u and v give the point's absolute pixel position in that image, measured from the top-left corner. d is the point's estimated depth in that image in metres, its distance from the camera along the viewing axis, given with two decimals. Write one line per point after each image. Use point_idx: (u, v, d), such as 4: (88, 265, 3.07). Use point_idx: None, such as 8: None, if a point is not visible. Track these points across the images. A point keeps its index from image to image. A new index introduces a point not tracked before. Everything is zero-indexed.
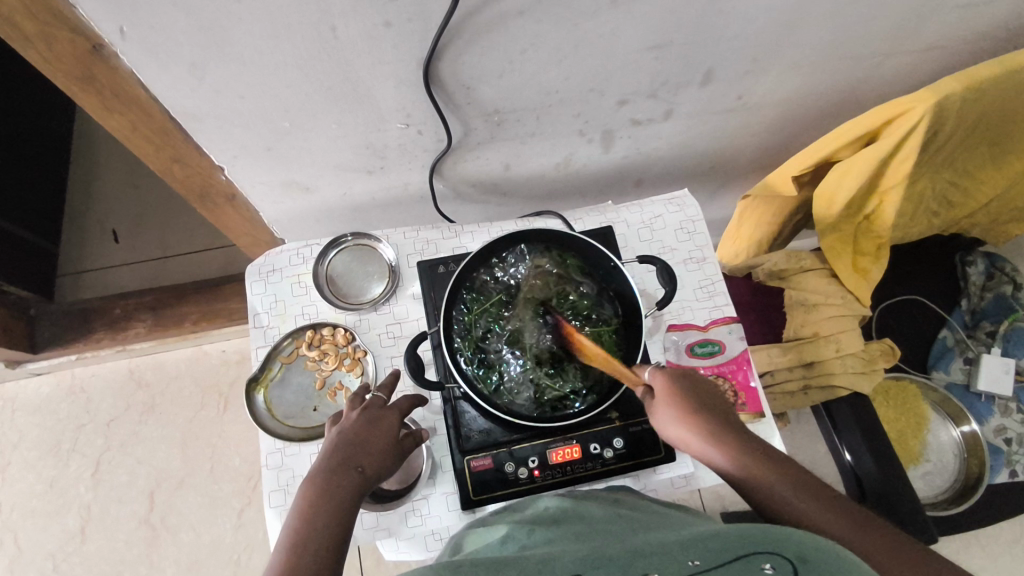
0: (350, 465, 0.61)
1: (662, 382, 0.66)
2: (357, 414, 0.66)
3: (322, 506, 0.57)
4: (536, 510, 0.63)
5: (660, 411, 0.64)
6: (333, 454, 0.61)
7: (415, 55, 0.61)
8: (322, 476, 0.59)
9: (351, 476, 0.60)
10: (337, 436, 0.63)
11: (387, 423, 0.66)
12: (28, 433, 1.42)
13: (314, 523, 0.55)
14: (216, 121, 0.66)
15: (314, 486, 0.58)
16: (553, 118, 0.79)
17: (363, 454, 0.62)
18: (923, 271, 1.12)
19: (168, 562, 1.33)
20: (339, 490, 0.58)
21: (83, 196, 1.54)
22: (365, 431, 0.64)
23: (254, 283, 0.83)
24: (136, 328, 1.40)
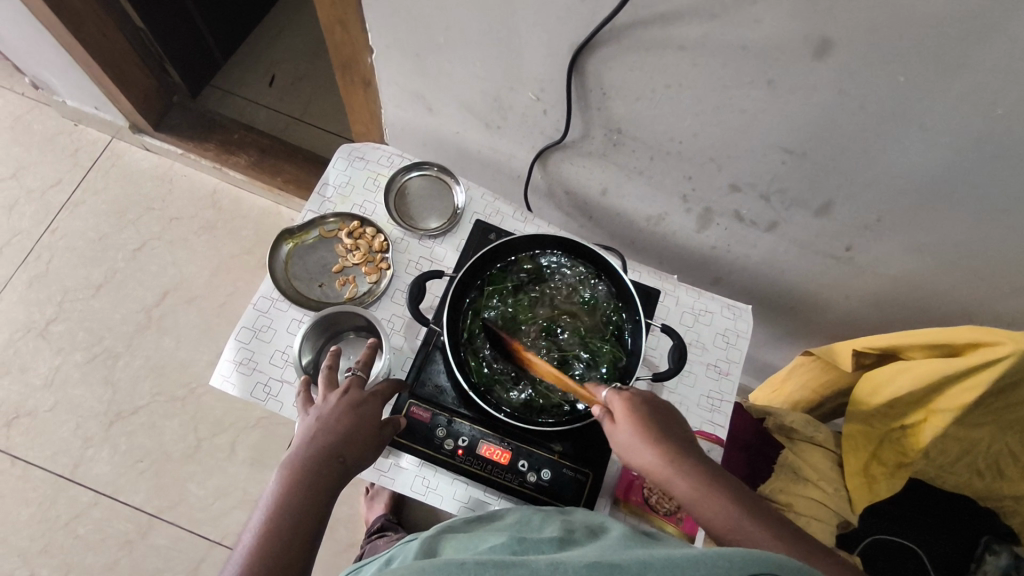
0: (333, 453, 0.61)
1: (621, 403, 0.62)
2: (337, 399, 0.65)
3: (297, 497, 0.57)
4: (524, 528, 0.61)
5: (623, 433, 0.60)
6: (313, 441, 0.61)
7: (572, 37, 0.65)
8: (300, 464, 0.59)
9: (332, 465, 0.60)
10: (319, 424, 0.63)
11: (367, 410, 0.66)
12: (110, 188, 1.57)
13: (288, 510, 0.56)
14: (388, 4, 0.72)
15: (292, 472, 0.59)
16: (665, 168, 0.79)
17: (343, 445, 0.62)
18: (943, 531, 0.97)
19: (142, 354, 1.44)
20: (317, 481, 0.59)
21: (271, 38, 1.70)
22: (347, 422, 0.64)
23: (340, 158, 0.89)
24: (237, 159, 1.51)
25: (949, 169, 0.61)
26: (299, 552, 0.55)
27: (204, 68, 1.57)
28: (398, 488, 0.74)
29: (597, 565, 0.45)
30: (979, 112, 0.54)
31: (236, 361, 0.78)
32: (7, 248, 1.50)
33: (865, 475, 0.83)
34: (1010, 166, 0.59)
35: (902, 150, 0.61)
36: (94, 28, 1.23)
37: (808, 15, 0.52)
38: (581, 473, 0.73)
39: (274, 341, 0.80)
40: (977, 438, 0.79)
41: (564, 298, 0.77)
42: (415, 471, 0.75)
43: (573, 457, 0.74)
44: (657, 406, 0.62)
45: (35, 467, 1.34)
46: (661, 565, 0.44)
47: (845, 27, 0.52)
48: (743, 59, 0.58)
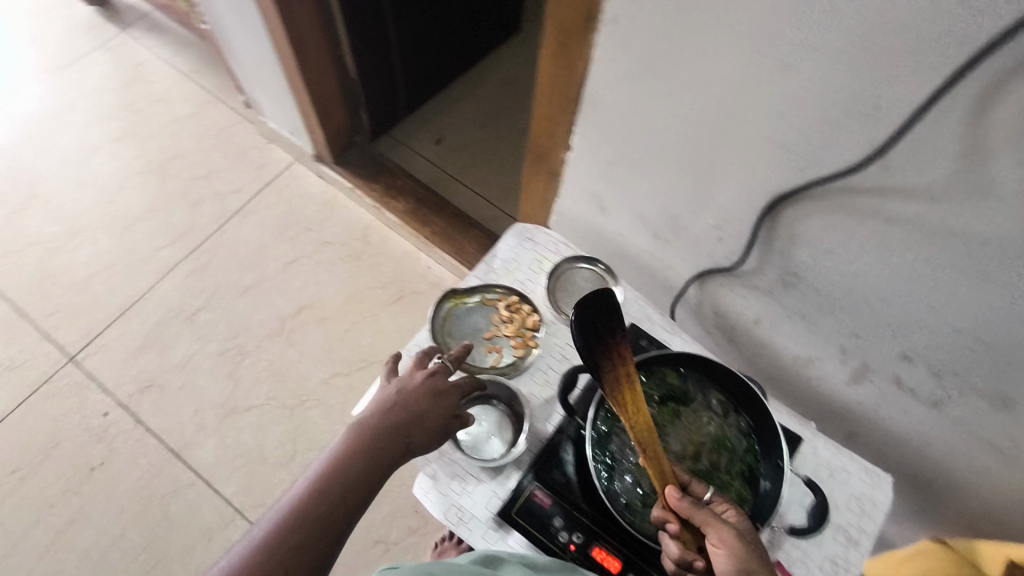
0: (398, 433, 0.71)
1: (733, 514, 0.66)
2: (419, 383, 0.75)
3: (359, 461, 0.68)
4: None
5: (722, 546, 0.62)
6: (388, 416, 0.72)
7: (778, 186, 0.68)
8: (372, 435, 0.70)
9: (394, 443, 0.70)
10: (393, 400, 0.73)
11: (442, 401, 0.75)
12: (281, 204, 1.75)
13: (348, 472, 0.67)
14: (603, 117, 0.79)
15: (361, 439, 0.69)
16: (831, 320, 0.79)
17: (404, 428, 0.71)
18: None
19: (268, 358, 1.56)
20: (379, 454, 0.69)
21: (449, 102, 1.87)
22: (414, 408, 0.73)
23: (513, 236, 0.97)
24: (396, 204, 1.65)
25: None
26: (345, 509, 0.65)
27: (388, 119, 1.75)
28: None
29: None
30: None
31: None
32: (185, 236, 1.70)
33: None
34: None
35: None
36: (317, 74, 1.41)
37: None
38: None
39: None
40: None
41: (711, 423, 0.77)
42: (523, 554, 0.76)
43: None
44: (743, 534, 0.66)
45: (153, 436, 1.47)
46: None
47: None
48: (956, 247, 0.59)
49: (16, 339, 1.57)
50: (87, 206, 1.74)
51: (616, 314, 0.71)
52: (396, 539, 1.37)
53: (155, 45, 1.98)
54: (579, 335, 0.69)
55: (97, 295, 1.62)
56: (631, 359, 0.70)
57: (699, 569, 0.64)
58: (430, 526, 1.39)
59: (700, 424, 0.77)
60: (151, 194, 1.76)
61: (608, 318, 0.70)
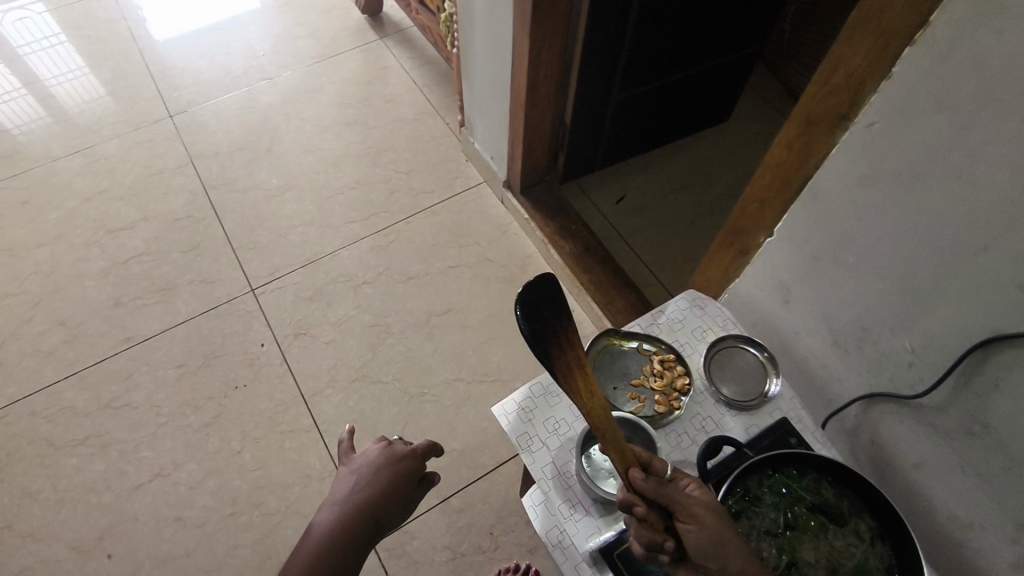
0: (367, 508, 0.90)
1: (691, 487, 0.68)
2: (378, 465, 0.95)
3: (342, 532, 0.88)
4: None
5: (692, 525, 0.65)
6: (357, 497, 0.91)
7: (998, 324, 0.65)
8: (347, 512, 0.90)
9: (365, 516, 0.90)
10: (356, 485, 0.93)
11: (403, 476, 0.95)
12: (460, 215, 1.91)
13: (336, 541, 0.87)
14: (820, 210, 0.81)
15: (338, 517, 0.89)
16: (1014, 490, 0.72)
17: (374, 498, 0.91)
18: None
19: (406, 344, 1.68)
20: (356, 525, 0.89)
21: (639, 168, 1.94)
22: (380, 480, 0.94)
23: (685, 299, 0.99)
24: (563, 245, 1.73)
25: None
26: (343, 566, 0.86)
27: (580, 168, 1.86)
28: None
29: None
30: None
31: (520, 405, 0.89)
32: (373, 218, 1.90)
33: None
34: None
35: None
36: (537, 112, 1.55)
37: None
38: None
39: (555, 407, 0.89)
40: None
41: (846, 545, 0.73)
42: None
43: None
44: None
45: (293, 377, 1.63)
46: None
47: None
48: None
49: (218, 259, 1.83)
50: (307, 170, 2.01)
51: (556, 299, 0.67)
52: (465, 552, 1.39)
53: (403, 56, 2.28)
54: (526, 324, 0.64)
55: (289, 244, 1.86)
56: (578, 343, 0.67)
57: (669, 550, 0.67)
58: (498, 553, 1.39)
59: (834, 544, 0.73)
60: (359, 175, 2.00)
61: (549, 304, 0.67)
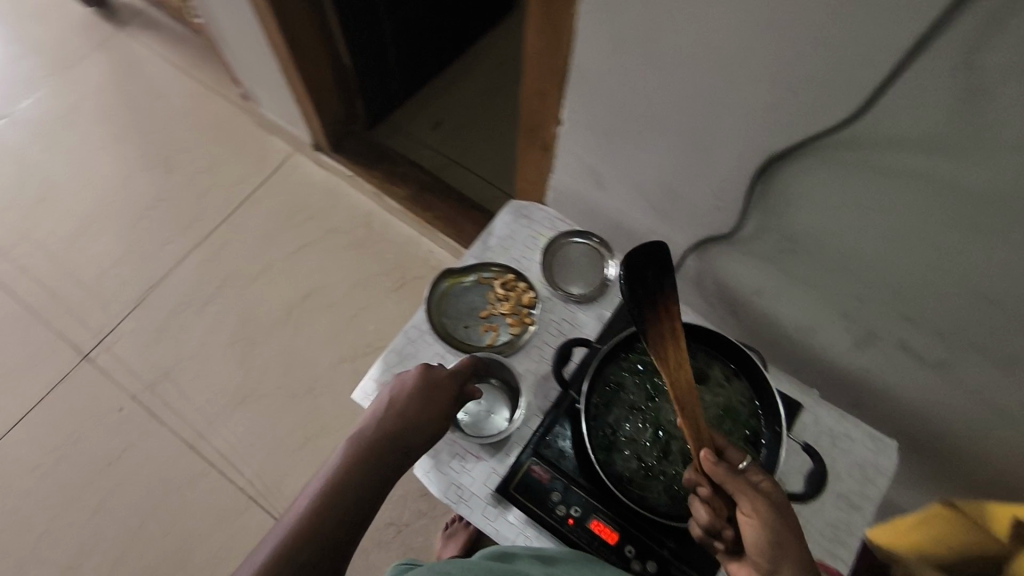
0: (398, 440, 0.70)
1: (768, 483, 0.61)
2: (410, 387, 0.73)
3: (359, 471, 0.66)
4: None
5: (751, 518, 0.59)
6: (387, 425, 0.70)
7: (772, 148, 0.66)
8: (372, 446, 0.69)
9: (394, 449, 0.69)
10: (393, 407, 0.72)
11: (435, 403, 0.73)
12: (283, 195, 1.75)
13: (345, 482, 0.65)
14: (592, 87, 0.78)
15: (360, 450, 0.68)
16: (832, 286, 0.78)
17: (412, 426, 0.71)
18: None
19: (276, 347, 1.57)
20: (380, 461, 0.68)
21: (446, 84, 1.85)
22: (418, 408, 0.72)
23: (508, 213, 0.96)
24: (397, 189, 1.65)
25: None
26: (354, 523, 0.63)
27: (386, 104, 1.74)
28: (501, 541, 0.77)
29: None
30: None
31: (379, 380, 0.84)
32: (190, 230, 1.71)
33: None
34: None
35: None
36: (313, 63, 1.41)
37: None
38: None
39: (416, 369, 0.85)
40: None
41: (707, 391, 0.76)
42: (521, 529, 0.76)
43: (685, 555, 0.72)
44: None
45: (168, 427, 1.49)
46: None
47: None
48: (958, 202, 0.57)
49: (31, 337, 1.60)
50: (93, 204, 1.76)
51: (663, 265, 0.67)
52: (408, 520, 1.39)
53: (152, 41, 1.98)
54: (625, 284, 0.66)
55: (108, 291, 1.65)
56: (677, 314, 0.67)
57: (728, 533, 0.63)
58: (440, 508, 1.40)
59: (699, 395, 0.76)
60: (155, 189, 1.77)
61: (653, 269, 0.67)
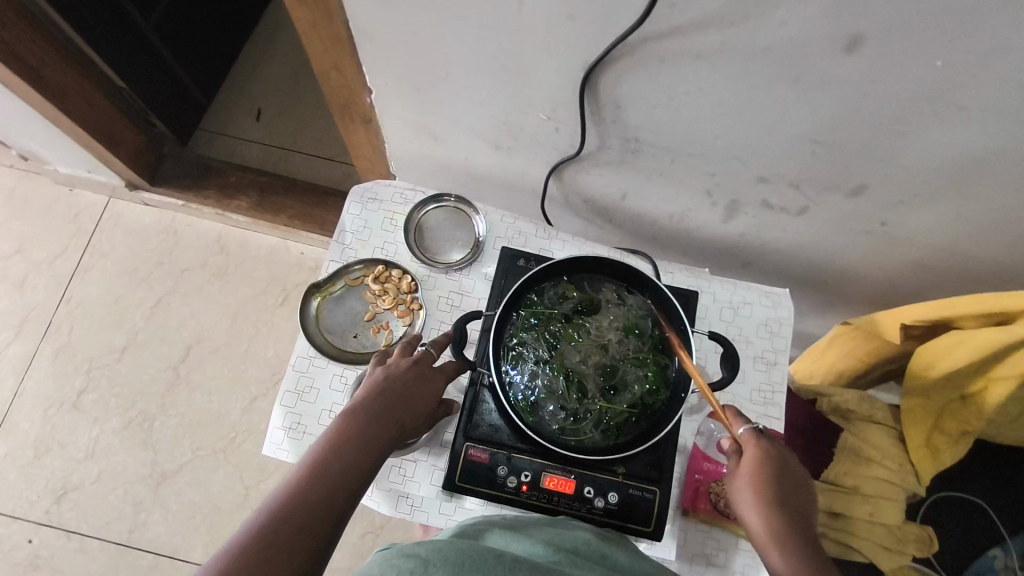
0: (394, 414, 0.63)
1: (753, 453, 0.61)
2: (406, 365, 0.67)
3: (355, 441, 0.59)
4: (566, 535, 0.62)
5: (739, 480, 0.61)
6: (380, 397, 0.63)
7: (584, 57, 0.62)
8: (366, 415, 0.61)
9: (391, 423, 0.62)
10: (386, 385, 0.65)
11: (429, 385, 0.68)
12: (116, 249, 1.54)
13: (339, 453, 0.57)
14: (384, 46, 0.69)
15: (355, 418, 0.61)
16: (688, 170, 0.78)
17: (408, 406, 0.65)
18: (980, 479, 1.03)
19: (178, 411, 1.43)
20: (377, 434, 0.60)
21: (247, 69, 1.65)
22: (411, 388, 0.66)
23: (353, 203, 0.87)
24: (240, 201, 1.50)
25: (991, 138, 0.59)
26: (344, 494, 0.55)
27: (189, 113, 1.54)
28: None
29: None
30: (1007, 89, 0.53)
31: (285, 427, 0.77)
32: (25, 324, 1.48)
33: (926, 445, 0.82)
34: None
35: (941, 126, 0.59)
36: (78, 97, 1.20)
37: (832, 12, 0.50)
38: (648, 491, 0.73)
39: (320, 400, 0.78)
40: None
41: (609, 316, 0.76)
42: (482, 510, 0.75)
43: (637, 475, 0.73)
44: (788, 466, 0.61)
45: (92, 538, 1.34)
46: None
47: (874, 21, 0.50)
48: (770, 62, 0.56)
49: None
50: None
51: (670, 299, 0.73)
52: (382, 522, 1.36)
53: None
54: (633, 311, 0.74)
55: None
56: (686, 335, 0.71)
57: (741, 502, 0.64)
58: None
59: (601, 323, 0.75)
60: None
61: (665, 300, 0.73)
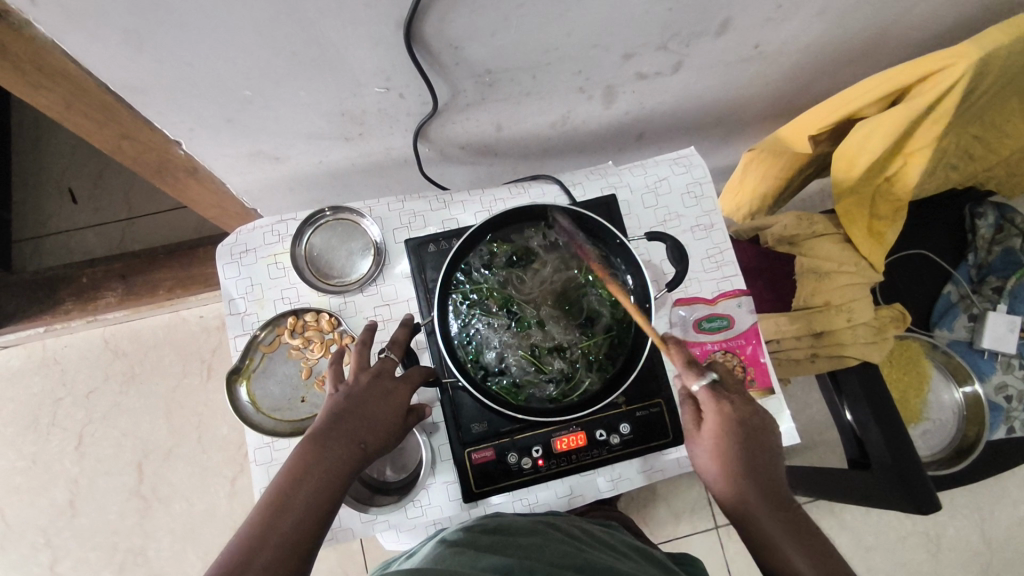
0: (355, 436, 0.56)
1: (712, 412, 0.58)
2: (366, 378, 0.61)
3: (315, 476, 0.53)
4: (541, 546, 0.54)
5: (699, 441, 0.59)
6: (338, 418, 0.57)
7: (395, 14, 0.52)
8: (325, 442, 0.55)
9: (352, 447, 0.56)
10: (345, 401, 0.58)
11: (396, 398, 0.61)
12: (3, 409, 1.35)
13: (298, 493, 0.52)
14: (164, 93, 0.57)
15: (313, 449, 0.54)
16: (552, 77, 0.70)
17: (370, 423, 0.58)
18: (919, 233, 1.09)
19: (164, 532, 1.30)
20: (339, 463, 0.54)
21: (34, 155, 1.41)
22: (373, 401, 0.59)
23: (226, 265, 0.76)
24: (107, 298, 1.31)
25: None
26: (302, 539, 0.50)
27: None
28: None
29: None
30: None
31: None
32: None
33: (872, 234, 0.84)
34: None
35: None
36: None
37: None
38: (654, 405, 0.71)
39: None
40: (946, 145, 0.80)
41: (539, 257, 0.72)
42: (512, 499, 0.71)
43: (637, 396, 0.72)
44: (751, 421, 0.58)
45: None
46: None
47: None
48: None
49: None
50: None
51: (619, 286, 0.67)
52: None
53: None
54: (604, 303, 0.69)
55: None
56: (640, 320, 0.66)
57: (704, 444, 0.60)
58: None
59: (537, 269, 0.71)
60: None
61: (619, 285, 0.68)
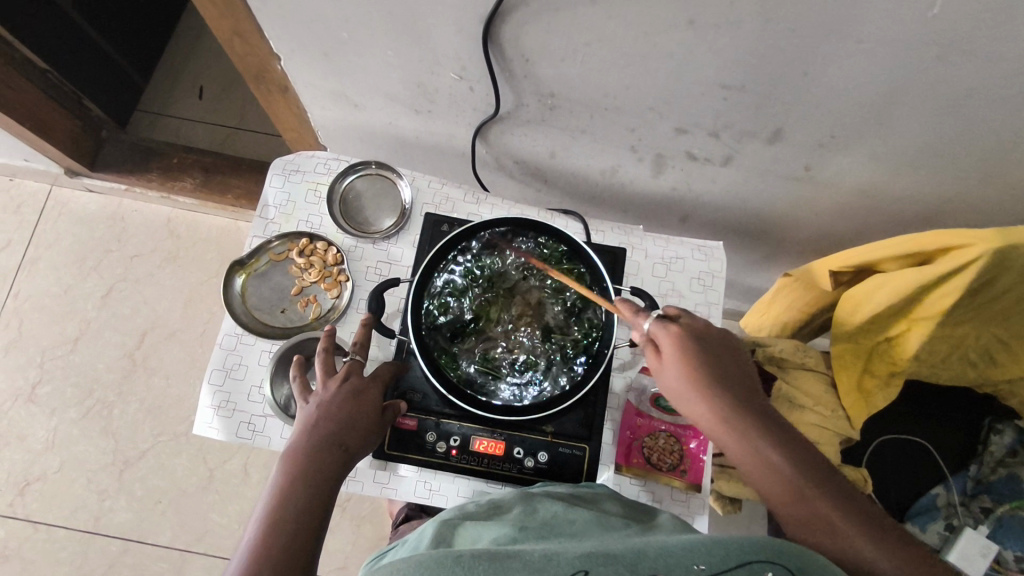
0: (335, 442, 0.60)
1: (671, 343, 0.62)
2: (336, 386, 0.64)
3: (299, 487, 0.56)
4: (529, 513, 0.57)
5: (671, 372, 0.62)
6: (315, 430, 0.60)
7: (479, 10, 0.60)
8: (305, 456, 0.58)
9: (334, 452, 0.59)
10: (320, 412, 0.61)
11: (367, 398, 0.65)
12: (63, 239, 1.50)
13: (288, 504, 0.55)
14: (279, 9, 0.67)
15: (295, 463, 0.57)
16: (607, 123, 0.76)
17: (349, 428, 0.61)
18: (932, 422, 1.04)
19: (136, 398, 1.39)
20: (321, 470, 0.58)
21: (187, 48, 1.60)
22: (348, 406, 0.63)
23: (275, 176, 0.85)
24: (185, 182, 1.46)
25: (889, 75, 0.59)
26: (304, 540, 0.54)
27: (126, 95, 1.50)
28: (403, 497, 0.74)
29: (591, 557, 0.44)
30: (885, 23, 0.53)
31: (215, 406, 0.76)
32: None
33: (859, 388, 0.83)
34: (943, 65, 0.56)
35: (843, 63, 0.58)
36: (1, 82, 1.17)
37: None
38: (578, 448, 0.73)
39: (248, 377, 0.77)
40: (964, 334, 0.78)
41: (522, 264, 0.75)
42: (416, 477, 0.75)
43: (565, 433, 0.73)
44: (703, 338, 0.62)
45: (53, 530, 1.30)
46: (655, 555, 0.44)
47: None
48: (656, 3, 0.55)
49: None
50: None
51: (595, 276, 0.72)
52: None
53: None
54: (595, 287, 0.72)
55: None
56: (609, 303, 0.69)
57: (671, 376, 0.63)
58: None
59: (517, 273, 0.75)
60: None
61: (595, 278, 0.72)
